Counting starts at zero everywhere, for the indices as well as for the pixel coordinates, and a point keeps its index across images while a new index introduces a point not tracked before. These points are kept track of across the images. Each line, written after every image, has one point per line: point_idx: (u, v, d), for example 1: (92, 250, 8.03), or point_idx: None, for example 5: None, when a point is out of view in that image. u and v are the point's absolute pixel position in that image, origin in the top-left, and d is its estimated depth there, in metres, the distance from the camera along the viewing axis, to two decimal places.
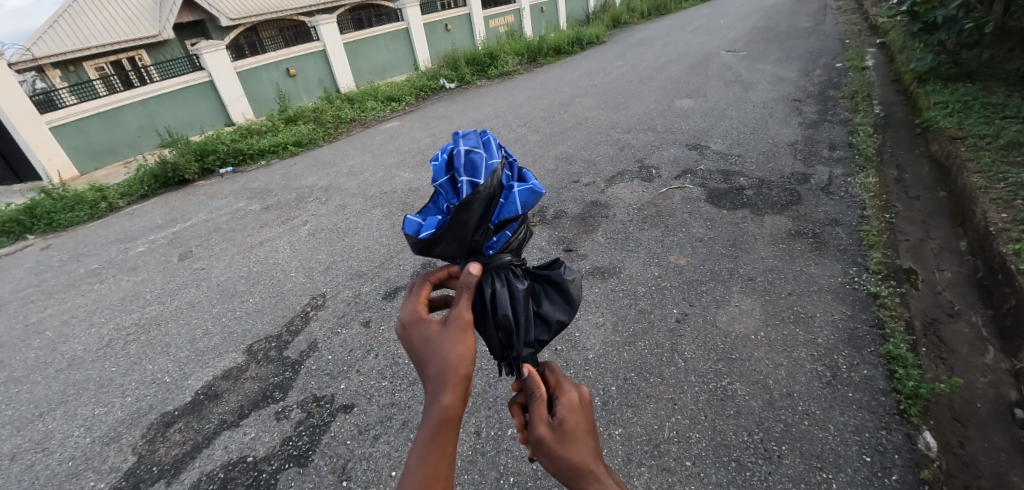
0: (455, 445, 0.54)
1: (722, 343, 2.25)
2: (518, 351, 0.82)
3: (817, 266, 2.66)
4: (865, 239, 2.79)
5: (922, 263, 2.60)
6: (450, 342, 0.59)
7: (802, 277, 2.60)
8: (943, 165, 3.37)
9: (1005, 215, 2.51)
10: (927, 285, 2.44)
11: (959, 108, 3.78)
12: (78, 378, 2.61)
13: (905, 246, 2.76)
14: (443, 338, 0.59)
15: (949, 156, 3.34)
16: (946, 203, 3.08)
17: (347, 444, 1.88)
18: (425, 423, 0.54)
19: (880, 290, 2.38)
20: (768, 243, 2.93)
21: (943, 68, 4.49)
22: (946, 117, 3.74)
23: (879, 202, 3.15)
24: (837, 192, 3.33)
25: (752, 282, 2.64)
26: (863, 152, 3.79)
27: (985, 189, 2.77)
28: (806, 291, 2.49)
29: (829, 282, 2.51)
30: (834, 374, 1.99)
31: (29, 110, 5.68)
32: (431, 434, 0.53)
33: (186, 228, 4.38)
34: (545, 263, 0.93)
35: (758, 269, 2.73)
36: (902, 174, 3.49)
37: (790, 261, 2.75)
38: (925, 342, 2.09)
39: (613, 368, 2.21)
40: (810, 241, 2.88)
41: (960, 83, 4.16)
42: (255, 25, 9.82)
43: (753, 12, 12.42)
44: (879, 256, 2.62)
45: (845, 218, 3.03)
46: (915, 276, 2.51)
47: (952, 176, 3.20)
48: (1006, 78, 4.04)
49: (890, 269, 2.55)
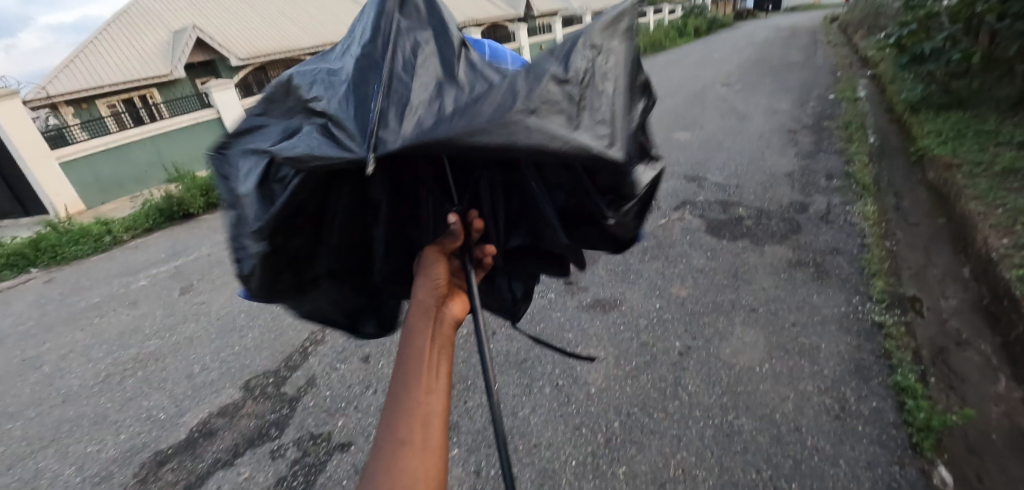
0: (426, 320, 0.67)
1: (726, 376, 2.22)
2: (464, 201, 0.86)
3: (819, 295, 2.66)
4: (867, 267, 2.80)
5: (926, 290, 2.60)
6: (422, 277, 0.75)
7: (805, 307, 2.59)
8: (940, 192, 3.42)
9: (1005, 241, 2.52)
10: (933, 313, 2.43)
11: (952, 135, 3.86)
12: (72, 415, 2.59)
13: (908, 274, 2.76)
14: (424, 273, 0.76)
15: (946, 183, 3.38)
16: (947, 230, 3.10)
17: (344, 485, 1.83)
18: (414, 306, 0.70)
19: (885, 319, 2.37)
20: (769, 273, 2.93)
21: (934, 97, 4.62)
22: (940, 145, 3.81)
23: (878, 230, 3.17)
24: (837, 221, 3.35)
25: (755, 313, 2.62)
26: (860, 181, 3.84)
27: (984, 215, 2.79)
28: (810, 322, 2.47)
29: (833, 312, 2.50)
30: (842, 406, 1.95)
31: (39, 146, 5.85)
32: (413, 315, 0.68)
33: (189, 263, 4.43)
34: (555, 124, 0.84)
35: (761, 300, 2.71)
36: (900, 202, 3.54)
37: (792, 291, 2.73)
38: (934, 372, 2.07)
39: (615, 403, 2.18)
40: (811, 271, 2.88)
41: (952, 113, 4.28)
42: (264, 67, 10.31)
43: (745, 46, 12.89)
44: (881, 285, 2.62)
45: (845, 247, 3.04)
46: (920, 304, 2.50)
47: (950, 202, 3.23)
48: (997, 106, 4.13)
49: (894, 297, 2.54)
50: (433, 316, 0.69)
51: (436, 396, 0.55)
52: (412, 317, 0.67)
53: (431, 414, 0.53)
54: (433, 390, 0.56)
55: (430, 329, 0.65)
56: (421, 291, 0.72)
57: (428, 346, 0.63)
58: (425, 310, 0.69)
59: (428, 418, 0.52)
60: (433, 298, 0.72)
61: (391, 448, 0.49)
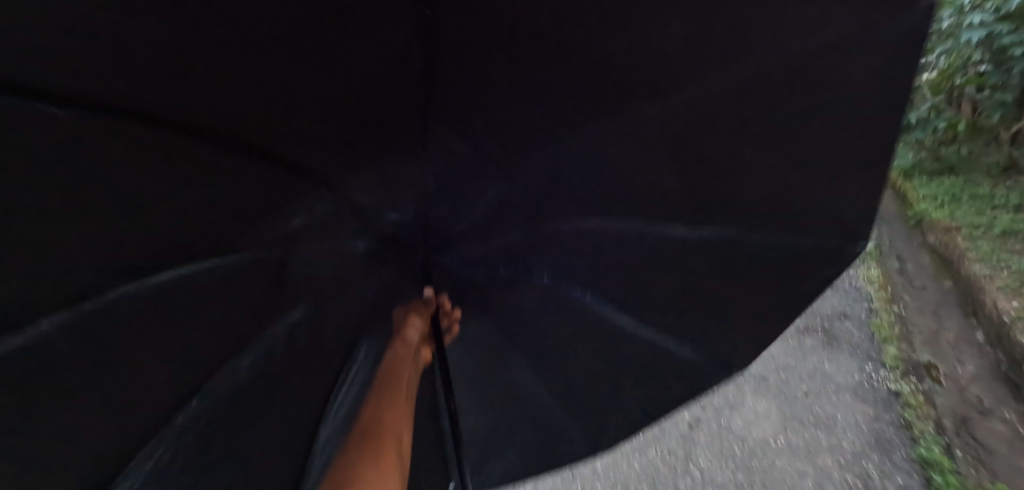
0: (404, 359, 0.85)
1: (740, 449, 2.18)
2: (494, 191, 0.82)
3: (830, 362, 2.57)
4: (876, 331, 2.76)
5: (941, 356, 2.39)
6: (401, 328, 0.89)
7: (816, 374, 2.51)
8: (942, 255, 2.95)
9: (1016, 302, 2.24)
10: (950, 380, 2.25)
11: (947, 199, 3.31)
12: None
13: (921, 336, 2.62)
14: (399, 326, 0.90)
15: (946, 245, 2.94)
16: (955, 294, 2.72)
17: None
18: (394, 346, 0.86)
19: (901, 388, 2.35)
20: (775, 338, 2.76)
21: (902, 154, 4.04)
22: (936, 210, 3.27)
23: (884, 293, 3.10)
24: (842, 285, 3.23)
25: (764, 382, 2.49)
26: (868, 246, 3.53)
27: (989, 277, 2.45)
28: (823, 391, 2.41)
29: (847, 381, 2.45)
30: (864, 482, 2.00)
31: None
32: (394, 351, 0.85)
33: None
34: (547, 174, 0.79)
35: (769, 367, 2.57)
36: (903, 263, 3.18)
37: (801, 357, 2.62)
38: (960, 444, 2.02)
39: (625, 478, 2.13)
40: (819, 336, 2.74)
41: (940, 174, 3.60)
42: None
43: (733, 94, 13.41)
44: (893, 351, 2.58)
45: (852, 310, 2.97)
46: (935, 370, 2.35)
47: (953, 265, 2.81)
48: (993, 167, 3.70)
49: (908, 364, 2.48)
50: (412, 354, 0.86)
51: (408, 415, 0.76)
52: (394, 352, 0.85)
53: (394, 438, 0.69)
54: (401, 421, 0.73)
55: (406, 367, 0.83)
56: (405, 333, 0.87)
57: (402, 378, 0.80)
58: (405, 349, 0.86)
59: (402, 431, 0.71)
60: (412, 342, 0.87)
61: (354, 454, 0.64)
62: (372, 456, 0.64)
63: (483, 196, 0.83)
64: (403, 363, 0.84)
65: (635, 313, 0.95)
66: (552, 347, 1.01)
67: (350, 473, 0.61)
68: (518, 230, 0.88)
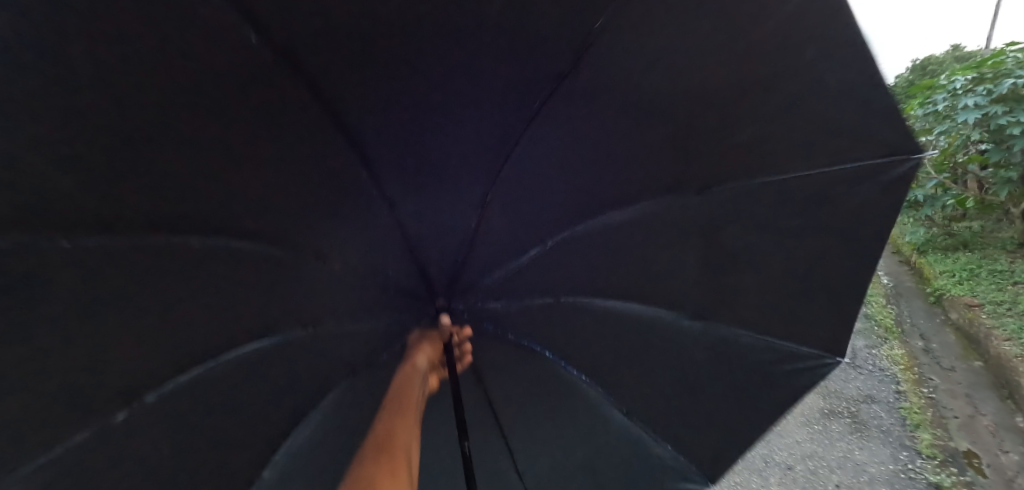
0: (412, 380, 0.71)
1: None
2: (516, 269, 0.77)
3: (861, 450, 2.07)
4: (906, 418, 2.22)
5: (980, 442, 2.06)
6: (411, 353, 0.73)
7: (847, 464, 2.01)
8: (969, 335, 2.80)
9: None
10: (996, 471, 1.91)
11: (965, 276, 3.24)
12: None
13: (957, 424, 2.19)
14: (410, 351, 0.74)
15: (970, 323, 2.81)
16: (989, 375, 2.48)
17: None
18: (402, 369, 0.73)
19: (942, 481, 1.86)
20: (799, 422, 2.30)
21: (936, 238, 3.88)
22: (957, 285, 3.18)
23: (911, 377, 2.54)
24: (866, 364, 2.69)
25: (791, 472, 2.01)
26: (883, 323, 3.10)
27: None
28: (858, 483, 1.90)
29: (880, 472, 1.94)
30: None
31: None
32: (402, 371, 0.72)
33: None
34: (572, 233, 0.77)
35: (795, 455, 2.10)
36: (928, 344, 2.86)
37: (829, 444, 2.13)
38: None
39: None
40: (846, 421, 2.26)
41: (960, 252, 3.59)
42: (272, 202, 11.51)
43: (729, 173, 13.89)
44: (927, 437, 2.09)
45: (880, 393, 2.43)
46: (978, 460, 1.97)
47: (980, 345, 2.67)
48: (1003, 245, 3.46)
49: (946, 452, 2.02)
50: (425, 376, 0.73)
51: (417, 425, 0.68)
52: (401, 372, 0.72)
53: (395, 458, 0.62)
54: (409, 437, 0.66)
55: (414, 384, 0.71)
56: (417, 357, 0.73)
57: (407, 396, 0.70)
58: (415, 370, 0.72)
59: (412, 440, 0.65)
60: (427, 367, 0.73)
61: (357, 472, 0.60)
62: (380, 463, 0.61)
63: (514, 262, 0.76)
64: (412, 375, 0.72)
65: (617, 396, 0.93)
66: (541, 428, 0.95)
67: (365, 477, 0.59)
68: (541, 298, 0.82)
